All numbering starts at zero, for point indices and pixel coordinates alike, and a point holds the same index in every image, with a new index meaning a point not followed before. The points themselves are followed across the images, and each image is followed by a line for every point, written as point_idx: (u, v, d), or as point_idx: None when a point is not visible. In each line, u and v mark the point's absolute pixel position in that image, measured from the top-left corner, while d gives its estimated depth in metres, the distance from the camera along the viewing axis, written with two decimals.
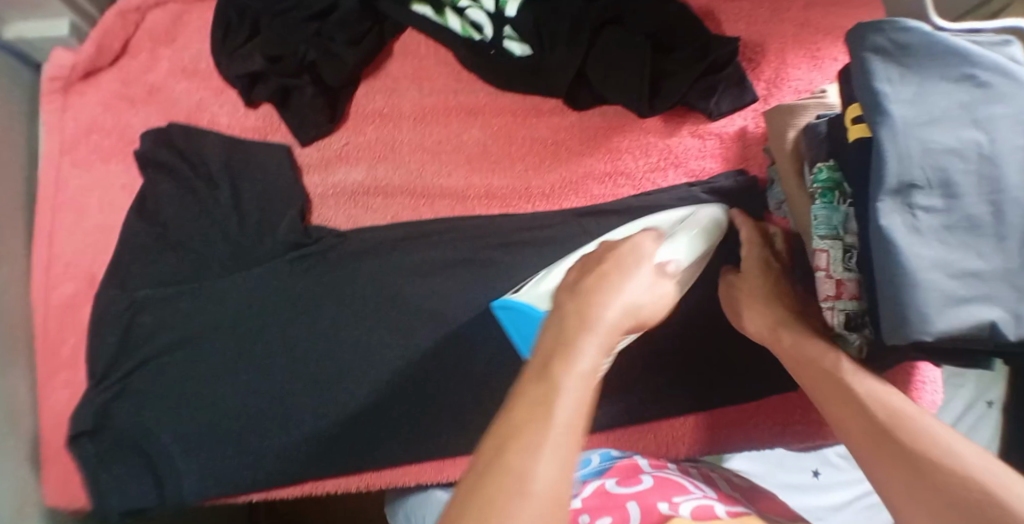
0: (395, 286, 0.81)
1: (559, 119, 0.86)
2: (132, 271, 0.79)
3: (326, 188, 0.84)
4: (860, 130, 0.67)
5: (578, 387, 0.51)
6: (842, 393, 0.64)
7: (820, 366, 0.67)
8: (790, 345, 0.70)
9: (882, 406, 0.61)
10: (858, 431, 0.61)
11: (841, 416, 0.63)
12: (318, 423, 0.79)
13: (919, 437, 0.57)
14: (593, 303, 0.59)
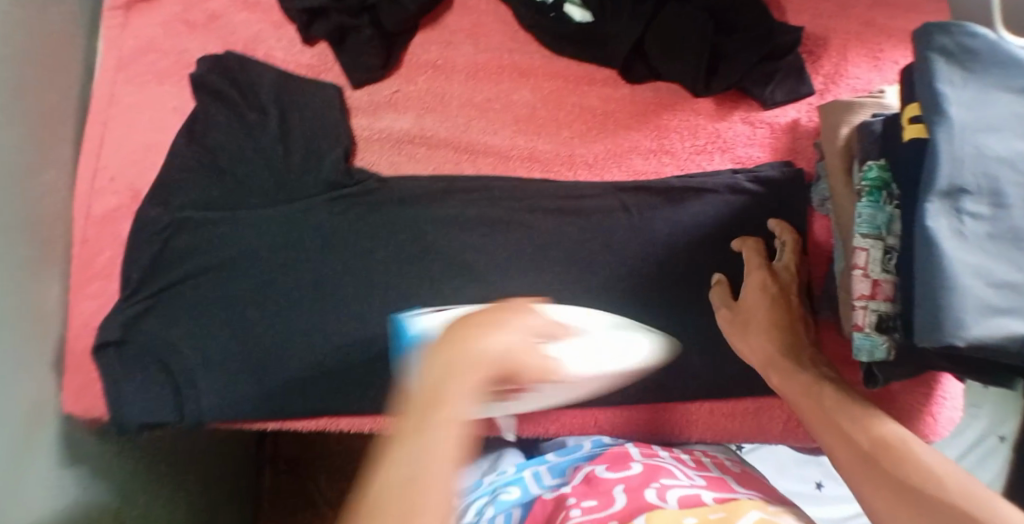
0: (428, 237, 0.82)
1: (611, 90, 0.85)
2: (176, 192, 0.80)
3: (372, 132, 0.84)
4: (916, 131, 0.66)
5: (446, 446, 0.41)
6: (834, 423, 0.65)
7: (812, 392, 0.69)
8: (783, 376, 0.72)
9: (867, 433, 0.63)
10: (848, 458, 0.62)
11: (830, 445, 0.65)
12: (339, 364, 0.81)
13: (906, 461, 0.58)
14: (470, 343, 0.45)
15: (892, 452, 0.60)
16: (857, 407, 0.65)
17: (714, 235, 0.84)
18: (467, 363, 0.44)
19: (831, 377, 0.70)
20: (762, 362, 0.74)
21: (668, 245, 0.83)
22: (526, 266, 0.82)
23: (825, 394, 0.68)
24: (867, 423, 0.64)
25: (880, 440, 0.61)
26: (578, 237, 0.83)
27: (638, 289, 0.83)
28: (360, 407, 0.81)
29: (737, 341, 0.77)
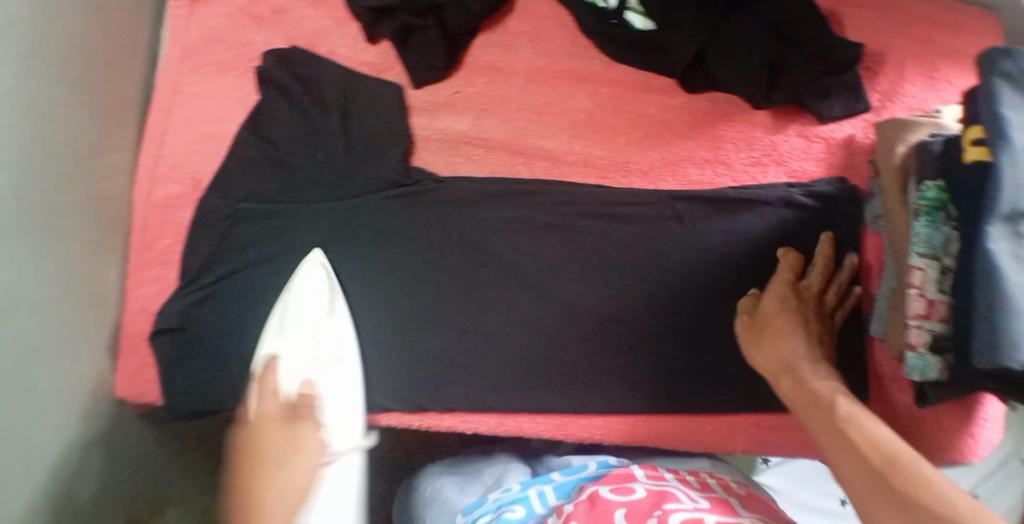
0: (481, 238, 0.83)
1: (668, 99, 0.85)
2: (237, 183, 0.82)
3: (431, 132, 0.84)
4: (976, 153, 0.68)
5: None
6: (838, 429, 0.66)
7: (825, 405, 0.69)
8: (791, 379, 0.74)
9: (880, 448, 0.62)
10: (847, 464, 0.63)
11: (832, 447, 0.66)
12: (390, 359, 0.82)
13: (912, 479, 0.58)
14: None
15: (897, 462, 0.60)
16: (857, 412, 0.67)
17: (764, 248, 0.84)
18: None
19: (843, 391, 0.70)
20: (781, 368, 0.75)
21: (720, 256, 0.84)
22: (576, 272, 0.83)
23: (836, 408, 0.68)
24: (877, 437, 0.64)
25: (883, 449, 0.62)
26: (629, 244, 0.83)
27: (685, 297, 0.84)
28: (413, 404, 0.82)
29: (755, 350, 0.78)
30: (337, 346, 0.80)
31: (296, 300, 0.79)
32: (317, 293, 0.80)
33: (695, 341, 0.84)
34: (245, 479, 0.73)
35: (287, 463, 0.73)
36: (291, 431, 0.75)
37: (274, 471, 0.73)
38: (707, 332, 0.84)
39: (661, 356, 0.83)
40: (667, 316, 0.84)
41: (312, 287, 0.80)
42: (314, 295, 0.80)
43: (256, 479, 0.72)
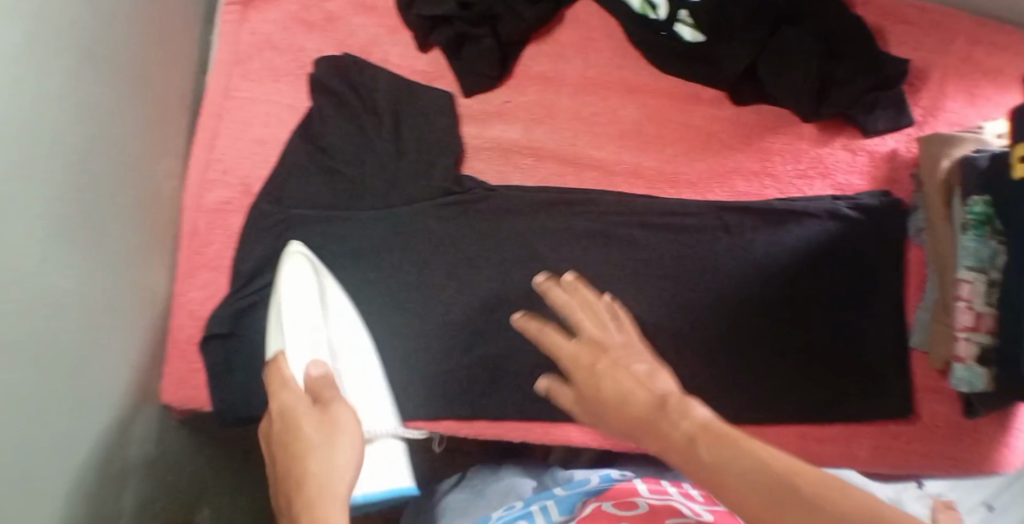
0: (532, 247, 0.83)
1: (715, 110, 0.86)
2: (290, 189, 0.82)
3: (481, 140, 0.85)
4: None
5: None
6: (654, 424, 0.56)
7: (681, 424, 0.54)
8: (581, 386, 0.65)
9: (688, 423, 0.53)
10: (682, 456, 0.52)
11: (669, 454, 0.54)
12: (439, 367, 0.82)
13: (744, 456, 0.48)
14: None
15: (733, 443, 0.50)
16: (677, 400, 0.57)
17: (809, 260, 0.85)
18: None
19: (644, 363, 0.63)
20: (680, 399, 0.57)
21: (767, 267, 0.85)
22: (625, 282, 0.84)
23: (686, 408, 0.55)
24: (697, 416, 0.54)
25: (701, 423, 0.53)
26: (678, 254, 0.84)
27: (730, 307, 0.85)
28: (462, 411, 0.82)
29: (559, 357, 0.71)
30: (346, 336, 0.80)
31: (293, 298, 0.78)
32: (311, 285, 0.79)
33: (741, 353, 0.85)
34: (286, 467, 0.60)
35: (327, 444, 0.61)
36: (323, 415, 0.64)
37: (317, 452, 0.60)
38: (753, 344, 0.85)
39: (706, 365, 0.85)
40: (715, 326, 0.85)
41: (304, 282, 0.79)
42: (308, 290, 0.79)
43: (298, 468, 0.59)
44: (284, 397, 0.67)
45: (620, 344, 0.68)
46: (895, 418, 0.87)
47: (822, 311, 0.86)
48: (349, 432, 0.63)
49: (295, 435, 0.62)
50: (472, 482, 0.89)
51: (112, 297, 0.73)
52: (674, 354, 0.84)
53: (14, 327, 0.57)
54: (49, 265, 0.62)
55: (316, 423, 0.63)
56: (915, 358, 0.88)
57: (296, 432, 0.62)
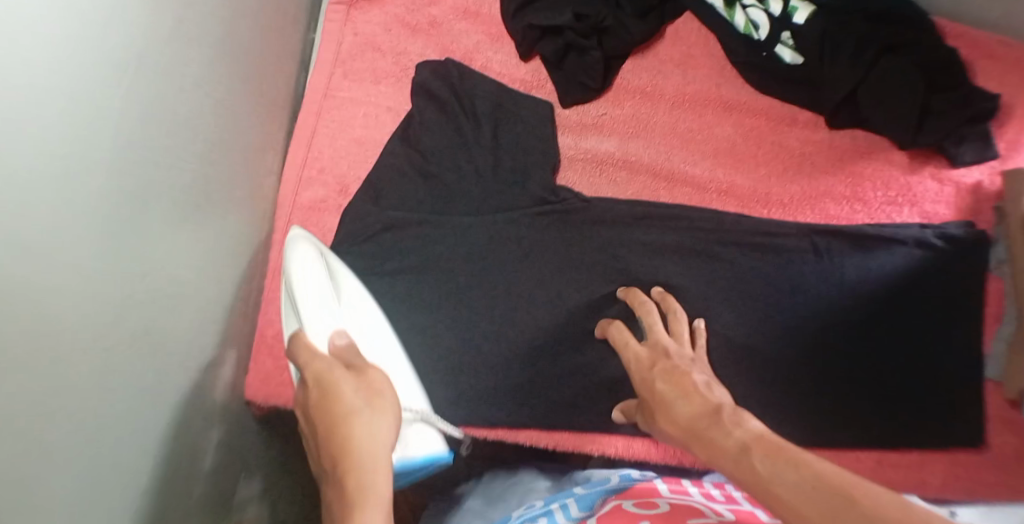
0: (624, 260, 0.84)
1: (811, 132, 0.88)
2: (387, 190, 0.83)
3: (576, 152, 0.87)
4: None
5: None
6: (707, 433, 0.59)
7: (726, 431, 0.58)
8: (644, 390, 0.71)
9: (736, 431, 0.57)
10: (731, 465, 0.55)
11: (721, 463, 0.56)
12: (526, 377, 0.82)
13: (787, 462, 0.51)
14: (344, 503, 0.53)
15: (782, 453, 0.52)
16: (730, 413, 0.60)
17: (895, 287, 0.86)
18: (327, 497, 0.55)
19: (706, 383, 0.67)
20: (735, 410, 0.60)
21: (855, 291, 0.86)
22: (712, 300, 0.84)
23: (735, 415, 0.59)
24: (745, 425, 0.58)
25: (751, 433, 0.56)
26: (768, 275, 0.85)
27: (815, 328, 0.85)
28: (544, 423, 0.82)
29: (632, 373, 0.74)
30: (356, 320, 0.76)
31: (305, 281, 0.74)
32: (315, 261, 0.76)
33: (822, 375, 0.86)
34: (330, 429, 0.57)
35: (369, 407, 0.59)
36: (359, 378, 0.62)
37: (361, 413, 0.58)
38: (838, 368, 0.86)
39: (788, 385, 0.85)
40: (800, 348, 0.85)
41: (308, 257, 0.76)
42: (314, 265, 0.76)
43: (341, 428, 0.57)
44: (315, 359, 0.64)
45: (686, 358, 0.72)
46: (969, 447, 0.86)
47: (908, 338, 0.87)
48: (386, 399, 0.60)
49: (336, 395, 0.59)
50: (489, 490, 0.84)
51: (220, 282, 0.76)
52: (755, 372, 0.85)
53: (138, 304, 0.61)
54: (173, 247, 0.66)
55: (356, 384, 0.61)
56: (988, 389, 0.89)
57: (334, 393, 0.60)
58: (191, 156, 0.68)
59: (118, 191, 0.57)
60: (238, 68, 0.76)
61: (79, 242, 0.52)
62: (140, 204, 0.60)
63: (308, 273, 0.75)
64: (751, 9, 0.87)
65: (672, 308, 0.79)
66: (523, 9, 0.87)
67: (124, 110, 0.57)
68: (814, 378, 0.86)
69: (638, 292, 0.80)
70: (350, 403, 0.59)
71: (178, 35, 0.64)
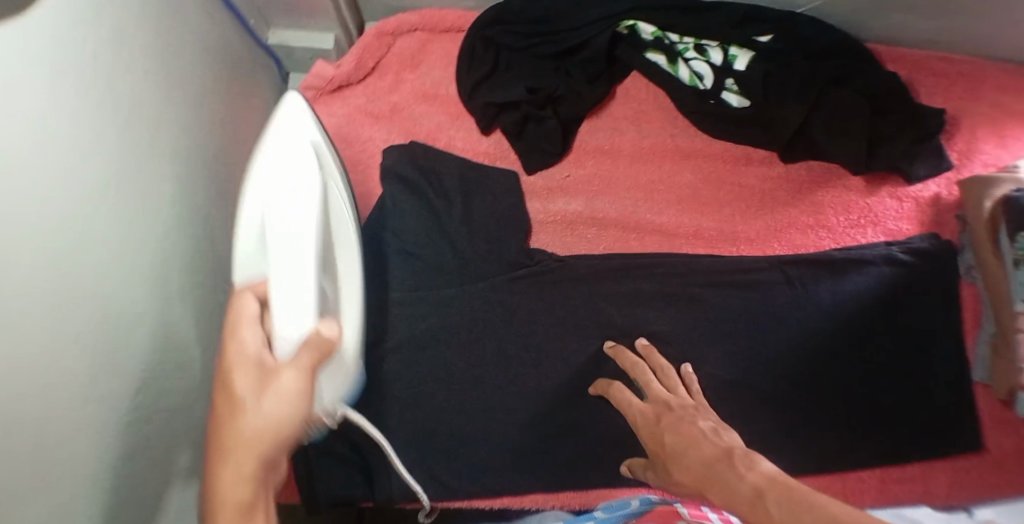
0: (605, 313, 0.86)
1: (767, 169, 0.93)
2: (369, 274, 0.86)
3: (546, 215, 0.91)
4: None
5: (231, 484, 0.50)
6: (719, 479, 0.60)
7: (738, 473, 0.59)
8: (655, 446, 0.72)
9: (749, 472, 0.58)
10: (743, 507, 0.55)
11: (732, 505, 0.57)
12: (525, 439, 0.83)
13: (801, 500, 0.51)
14: (222, 460, 0.50)
15: (794, 494, 0.52)
16: (742, 458, 0.61)
17: (871, 306, 0.88)
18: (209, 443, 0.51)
19: (716, 433, 0.69)
20: (748, 453, 0.61)
21: (834, 314, 0.88)
22: (696, 343, 0.86)
23: (747, 458, 0.61)
24: (758, 467, 0.58)
25: (762, 474, 0.57)
26: (748, 310, 0.87)
27: (801, 356, 0.87)
28: (548, 483, 0.83)
29: (641, 432, 0.76)
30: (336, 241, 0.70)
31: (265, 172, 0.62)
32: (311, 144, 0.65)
33: (813, 402, 0.87)
34: (214, 443, 0.51)
35: (264, 421, 0.51)
36: (268, 368, 0.54)
37: (244, 425, 0.51)
38: (830, 394, 0.87)
39: (782, 416, 0.86)
40: (789, 377, 0.87)
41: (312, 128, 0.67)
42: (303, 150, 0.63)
43: (229, 424, 0.50)
44: (238, 343, 0.55)
45: (689, 409, 0.74)
46: (969, 452, 0.87)
47: (894, 354, 0.88)
48: (288, 406, 0.52)
49: (235, 401, 0.51)
50: None
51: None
52: (748, 408, 0.86)
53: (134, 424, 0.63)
54: (167, 365, 0.68)
55: (260, 391, 0.52)
56: (979, 392, 0.90)
57: (230, 398, 0.52)
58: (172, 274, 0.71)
59: (101, 324, 0.60)
60: (214, 179, 0.80)
61: (70, 380, 0.56)
62: (126, 331, 0.63)
63: (293, 150, 0.63)
64: (694, 61, 0.91)
65: (656, 362, 0.81)
66: (477, 89, 0.91)
67: (97, 246, 0.60)
68: (807, 406, 0.87)
69: (624, 351, 0.82)
70: (243, 418, 0.51)
71: (147, 160, 0.68)
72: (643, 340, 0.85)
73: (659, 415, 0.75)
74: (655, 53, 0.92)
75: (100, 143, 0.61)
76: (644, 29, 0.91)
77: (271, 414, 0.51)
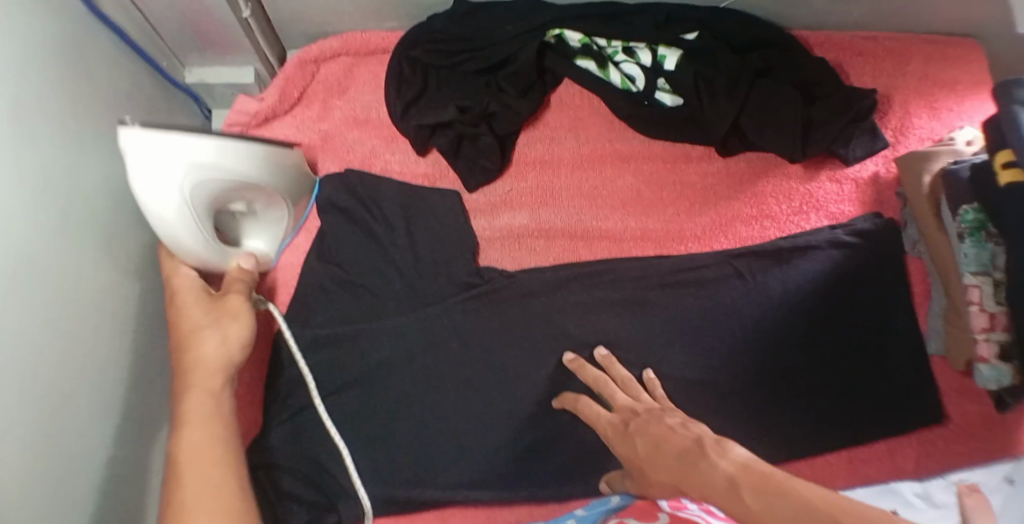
0: (560, 324, 0.85)
1: (707, 165, 0.93)
2: (316, 310, 0.84)
3: (492, 231, 0.90)
4: (1012, 177, 0.72)
5: (203, 378, 0.70)
6: (693, 470, 0.59)
7: (710, 464, 0.58)
8: (627, 454, 0.71)
9: (723, 461, 0.57)
10: (721, 500, 0.54)
11: (710, 497, 0.56)
12: (493, 461, 0.82)
13: (778, 489, 0.50)
14: (191, 360, 0.70)
15: (769, 482, 0.52)
16: (714, 445, 0.60)
17: (821, 292, 0.89)
18: (180, 348, 0.71)
19: (680, 424, 0.69)
20: (718, 440, 0.61)
21: (787, 304, 0.88)
22: (653, 346, 0.86)
23: (716, 445, 0.60)
24: (733, 455, 0.58)
25: (735, 462, 0.56)
26: (701, 308, 0.87)
27: (758, 349, 0.87)
28: (519, 504, 0.82)
29: (615, 444, 0.74)
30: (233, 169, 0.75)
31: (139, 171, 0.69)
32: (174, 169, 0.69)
33: (775, 392, 0.87)
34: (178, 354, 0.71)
35: (220, 337, 0.71)
36: (218, 302, 0.74)
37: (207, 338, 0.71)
38: (791, 382, 0.87)
39: (746, 410, 0.86)
40: (749, 371, 0.87)
41: (172, 144, 0.69)
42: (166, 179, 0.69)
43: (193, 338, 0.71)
44: (180, 276, 0.75)
45: (655, 410, 0.73)
46: (933, 424, 0.88)
47: (849, 336, 0.89)
48: (239, 327, 0.72)
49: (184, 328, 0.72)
50: None
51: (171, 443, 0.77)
52: (711, 405, 0.86)
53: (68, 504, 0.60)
54: None
55: (209, 316, 0.72)
56: (936, 365, 0.90)
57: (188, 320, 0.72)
58: (90, 343, 0.68)
59: (15, 409, 0.57)
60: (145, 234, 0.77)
61: None
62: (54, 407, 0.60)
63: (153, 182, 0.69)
64: (624, 64, 0.91)
65: (618, 373, 0.80)
66: (408, 110, 0.90)
67: (10, 329, 0.57)
68: (771, 397, 0.87)
69: (585, 365, 0.81)
70: (203, 333, 0.71)
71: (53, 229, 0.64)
72: (603, 350, 0.84)
73: (628, 414, 0.75)
74: (584, 59, 0.91)
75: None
76: (571, 37, 0.90)
77: (226, 331, 0.72)
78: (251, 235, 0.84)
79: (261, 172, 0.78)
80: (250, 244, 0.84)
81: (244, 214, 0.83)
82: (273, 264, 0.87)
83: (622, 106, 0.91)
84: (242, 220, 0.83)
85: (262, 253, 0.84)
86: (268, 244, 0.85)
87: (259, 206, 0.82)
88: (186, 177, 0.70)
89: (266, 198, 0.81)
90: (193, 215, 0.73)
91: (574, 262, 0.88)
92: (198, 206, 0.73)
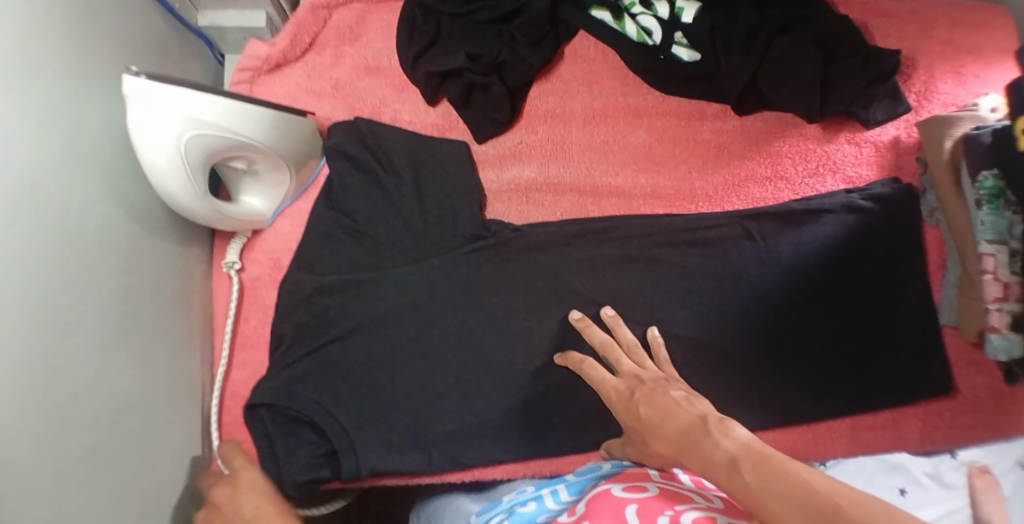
0: (566, 279, 0.85)
1: (722, 123, 0.91)
2: (322, 256, 0.85)
3: (500, 184, 0.89)
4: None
5: None
6: (695, 448, 0.59)
7: (711, 446, 0.57)
8: (630, 420, 0.71)
9: (725, 442, 0.57)
10: (721, 476, 0.54)
11: (711, 473, 0.56)
12: (494, 412, 0.82)
13: (782, 475, 0.50)
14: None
15: (770, 464, 0.52)
16: (717, 424, 0.60)
17: (833, 255, 0.87)
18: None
19: (684, 398, 0.68)
20: (720, 418, 0.61)
21: (796, 266, 0.87)
22: (658, 304, 0.85)
23: (718, 426, 0.60)
24: (734, 435, 0.57)
25: (738, 442, 0.56)
26: (709, 268, 0.86)
27: (765, 311, 0.86)
28: (517, 455, 0.82)
29: (617, 409, 0.73)
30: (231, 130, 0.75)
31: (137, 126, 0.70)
32: (172, 124, 0.70)
33: (781, 356, 0.86)
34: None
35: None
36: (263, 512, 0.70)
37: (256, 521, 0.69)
38: (796, 346, 0.86)
39: (750, 372, 0.85)
40: (754, 334, 0.86)
41: (174, 98, 0.70)
42: (164, 132, 0.70)
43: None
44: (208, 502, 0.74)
45: (661, 380, 0.73)
46: (942, 395, 0.86)
47: (860, 302, 0.87)
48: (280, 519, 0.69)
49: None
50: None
51: (175, 382, 0.78)
52: (715, 366, 0.85)
53: (59, 429, 0.61)
54: (102, 366, 0.67)
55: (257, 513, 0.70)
56: (947, 335, 0.89)
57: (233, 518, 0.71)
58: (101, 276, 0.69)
59: (27, 333, 0.58)
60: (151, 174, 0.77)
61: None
62: (47, 331, 0.61)
63: (152, 132, 0.70)
64: (641, 16, 0.90)
65: (624, 338, 0.79)
66: (419, 58, 0.89)
67: (18, 253, 0.58)
68: (777, 360, 0.86)
69: (593, 326, 0.80)
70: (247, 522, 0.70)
71: (66, 164, 0.65)
72: (610, 310, 0.83)
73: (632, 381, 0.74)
74: (599, 10, 0.91)
75: (9, 147, 0.58)
76: None
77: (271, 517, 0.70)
78: (250, 192, 0.85)
79: (262, 136, 0.78)
80: (247, 200, 0.85)
81: (246, 171, 0.83)
82: (267, 225, 0.88)
83: (634, 58, 0.90)
84: (243, 177, 0.84)
85: (256, 211, 0.85)
86: (264, 202, 0.86)
87: (261, 166, 0.83)
88: (183, 133, 0.71)
89: (267, 160, 0.82)
90: (187, 170, 0.73)
91: (581, 219, 0.87)
92: (193, 161, 0.73)
